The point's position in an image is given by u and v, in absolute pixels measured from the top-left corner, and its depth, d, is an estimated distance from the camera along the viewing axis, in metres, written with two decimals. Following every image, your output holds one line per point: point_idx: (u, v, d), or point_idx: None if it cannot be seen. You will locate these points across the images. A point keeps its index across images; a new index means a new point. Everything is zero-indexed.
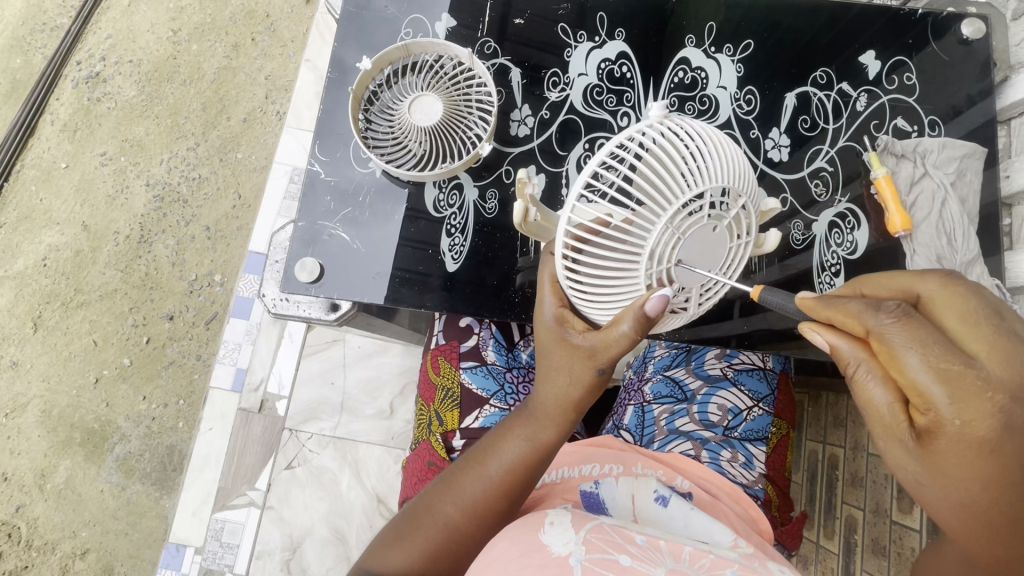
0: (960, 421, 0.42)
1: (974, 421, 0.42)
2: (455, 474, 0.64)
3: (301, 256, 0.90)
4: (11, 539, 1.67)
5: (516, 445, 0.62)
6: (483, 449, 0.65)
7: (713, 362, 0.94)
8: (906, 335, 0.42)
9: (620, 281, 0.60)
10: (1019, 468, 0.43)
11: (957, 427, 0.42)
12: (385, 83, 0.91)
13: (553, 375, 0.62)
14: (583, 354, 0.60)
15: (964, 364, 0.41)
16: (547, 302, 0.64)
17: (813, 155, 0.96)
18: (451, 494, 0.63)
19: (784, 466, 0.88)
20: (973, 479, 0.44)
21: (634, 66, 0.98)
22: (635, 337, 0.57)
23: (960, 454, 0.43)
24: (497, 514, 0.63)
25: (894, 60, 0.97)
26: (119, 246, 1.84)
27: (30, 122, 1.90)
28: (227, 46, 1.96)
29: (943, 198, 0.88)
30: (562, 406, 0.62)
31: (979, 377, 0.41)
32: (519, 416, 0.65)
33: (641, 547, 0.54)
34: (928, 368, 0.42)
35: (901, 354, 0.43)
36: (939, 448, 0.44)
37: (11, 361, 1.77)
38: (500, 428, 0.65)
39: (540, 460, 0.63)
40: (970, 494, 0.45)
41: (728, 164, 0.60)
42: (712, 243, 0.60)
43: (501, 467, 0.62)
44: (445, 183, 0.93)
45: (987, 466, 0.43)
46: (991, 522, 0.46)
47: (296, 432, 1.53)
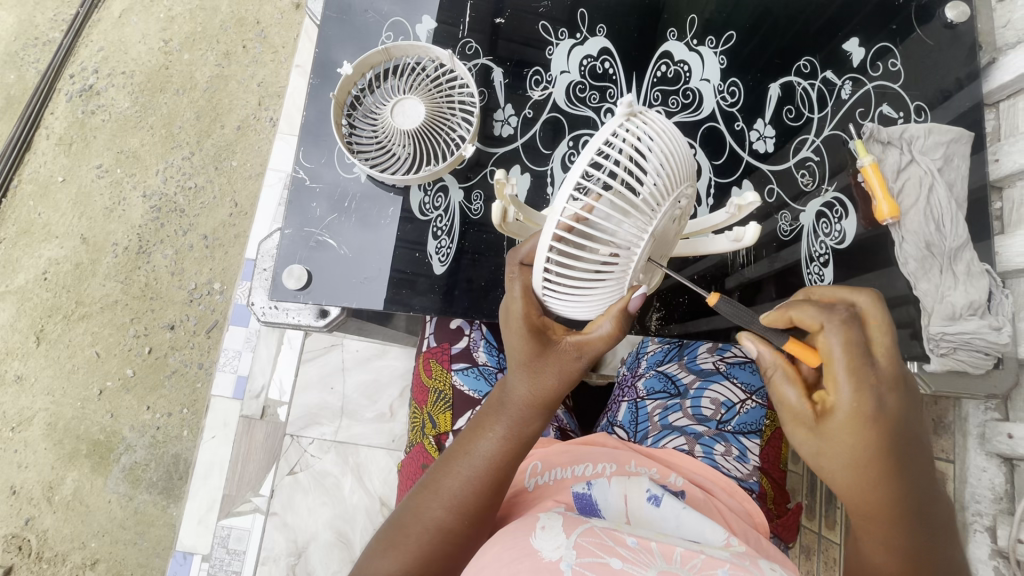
0: (857, 404, 0.51)
1: (868, 406, 0.51)
2: (439, 476, 0.64)
3: (289, 264, 0.90)
4: (22, 552, 1.69)
5: (494, 442, 0.63)
6: (460, 450, 0.64)
7: (705, 356, 0.93)
8: (838, 333, 0.51)
9: (598, 293, 0.59)
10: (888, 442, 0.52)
11: (854, 409, 0.51)
12: (367, 87, 0.91)
13: (534, 376, 0.60)
14: (569, 356, 0.60)
15: (864, 360, 0.51)
16: (514, 304, 0.60)
17: (798, 146, 0.95)
18: (437, 495, 0.63)
19: (779, 458, 0.88)
20: (856, 449, 0.53)
21: (616, 62, 0.98)
22: (613, 332, 0.58)
23: (853, 434, 0.52)
24: (483, 511, 0.63)
25: (878, 47, 0.96)
26: (118, 258, 1.85)
27: (26, 138, 1.91)
28: (218, 55, 1.97)
29: (929, 184, 0.87)
30: (535, 400, 0.61)
31: (875, 369, 0.51)
32: (494, 410, 0.64)
33: (632, 549, 0.54)
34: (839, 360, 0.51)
35: (830, 348, 0.52)
36: (839, 426, 0.52)
37: (16, 375, 1.78)
38: (477, 426, 0.64)
39: (514, 449, 0.63)
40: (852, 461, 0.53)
41: (681, 169, 0.56)
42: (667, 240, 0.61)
43: (485, 466, 0.62)
44: (430, 186, 0.93)
45: (870, 445, 0.52)
46: (866, 484, 0.54)
47: (297, 437, 1.53)
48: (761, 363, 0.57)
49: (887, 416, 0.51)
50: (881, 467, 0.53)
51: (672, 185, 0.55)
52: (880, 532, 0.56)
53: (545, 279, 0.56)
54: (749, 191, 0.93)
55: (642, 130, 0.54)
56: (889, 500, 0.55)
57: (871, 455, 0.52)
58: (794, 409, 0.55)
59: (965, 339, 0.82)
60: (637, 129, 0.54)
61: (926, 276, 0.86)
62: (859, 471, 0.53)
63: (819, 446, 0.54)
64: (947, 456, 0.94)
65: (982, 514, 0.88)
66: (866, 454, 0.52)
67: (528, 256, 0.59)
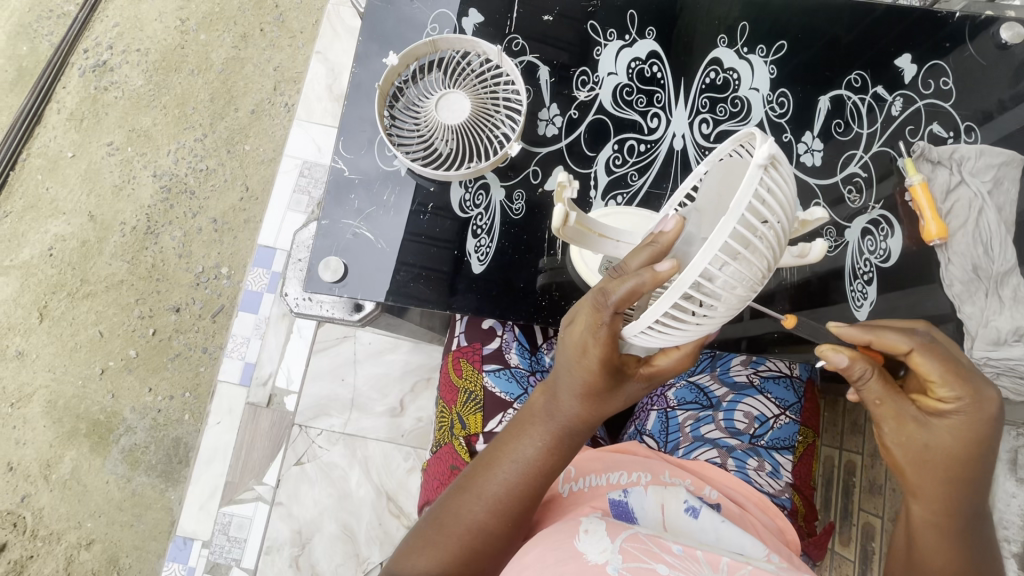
0: (968, 407, 0.55)
1: (981, 411, 0.55)
2: (480, 480, 0.63)
3: (325, 256, 0.88)
4: (17, 529, 1.67)
5: (541, 454, 0.62)
6: (504, 456, 0.63)
7: (738, 369, 0.92)
8: (935, 348, 0.55)
9: (679, 336, 0.56)
10: (980, 449, 0.56)
11: (966, 411, 0.55)
12: (410, 79, 0.89)
13: (599, 399, 0.59)
14: (634, 383, 0.59)
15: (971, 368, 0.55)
16: (593, 342, 0.55)
17: (846, 161, 0.94)
18: (479, 500, 0.62)
19: (810, 475, 0.88)
20: (954, 448, 0.56)
21: (664, 66, 0.96)
22: (681, 363, 0.59)
23: (955, 438, 0.56)
24: (523, 517, 0.63)
25: (930, 63, 0.95)
26: (125, 237, 1.83)
27: (36, 111, 1.88)
28: (235, 37, 1.94)
29: (979, 207, 0.86)
30: (590, 420, 0.61)
31: (982, 380, 0.55)
32: (544, 423, 0.62)
33: (678, 556, 0.56)
34: (946, 370, 0.55)
35: (930, 365, 0.55)
36: (943, 428, 0.56)
37: (17, 351, 1.76)
38: (525, 437, 0.63)
39: (558, 459, 0.63)
40: (946, 458, 0.57)
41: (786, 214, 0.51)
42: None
43: (531, 475, 0.62)
44: (471, 183, 0.91)
45: (970, 449, 0.56)
46: (949, 482, 0.58)
47: (305, 428, 1.52)
48: (852, 371, 0.55)
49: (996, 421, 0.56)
50: (975, 470, 0.57)
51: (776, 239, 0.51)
52: (956, 534, 0.59)
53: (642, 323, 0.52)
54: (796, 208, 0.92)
55: (772, 178, 0.48)
56: (965, 500, 0.59)
57: (971, 457, 0.57)
58: (898, 412, 0.57)
59: (1010, 365, 0.82)
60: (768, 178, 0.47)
61: (970, 299, 0.85)
62: (956, 469, 0.57)
63: (925, 442, 0.57)
64: None
65: (1011, 540, 0.86)
66: (962, 455, 0.56)
67: (620, 303, 0.51)
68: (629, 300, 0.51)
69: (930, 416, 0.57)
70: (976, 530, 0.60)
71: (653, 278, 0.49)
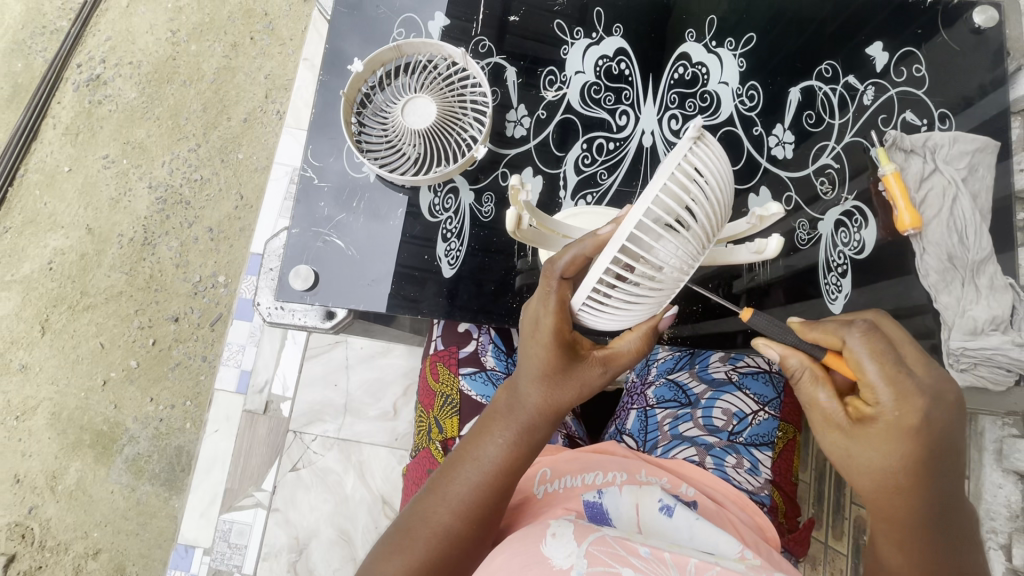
0: (893, 412, 0.54)
1: (907, 416, 0.54)
2: (446, 480, 0.63)
3: (296, 264, 0.88)
4: (25, 540, 1.69)
5: (503, 449, 0.62)
6: (469, 455, 0.63)
7: (717, 365, 0.91)
8: (868, 345, 0.54)
9: (629, 314, 0.58)
10: (915, 451, 0.55)
11: (889, 416, 0.55)
12: (377, 85, 0.89)
13: (557, 385, 0.60)
14: (591, 367, 0.60)
15: (904, 370, 0.54)
16: (546, 317, 0.57)
17: (818, 152, 0.93)
18: (445, 501, 0.62)
19: (791, 471, 0.87)
20: (880, 451, 0.56)
21: (633, 63, 0.96)
22: (640, 346, 0.59)
23: (884, 441, 0.56)
24: (491, 517, 0.62)
25: (902, 51, 0.94)
26: (123, 249, 1.84)
27: (33, 127, 1.90)
28: (225, 46, 1.95)
29: (954, 195, 0.85)
30: (549, 407, 0.61)
31: (915, 381, 0.54)
32: (505, 417, 0.63)
33: (645, 559, 0.55)
34: (872, 370, 0.54)
35: (859, 361, 0.55)
36: (870, 430, 0.56)
37: (20, 364, 1.78)
38: (487, 433, 0.63)
39: (522, 457, 0.63)
40: (877, 461, 0.57)
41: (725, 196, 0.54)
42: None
43: (496, 472, 0.62)
44: (440, 187, 0.91)
45: (901, 452, 0.55)
46: (885, 487, 0.57)
47: (300, 434, 1.53)
48: (789, 365, 0.59)
49: (927, 428, 0.54)
50: (911, 475, 0.56)
51: (714, 212, 0.53)
52: (906, 540, 0.59)
53: (584, 297, 0.54)
54: (766, 201, 0.92)
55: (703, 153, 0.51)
56: (911, 503, 0.58)
57: (907, 461, 0.56)
58: (823, 413, 0.59)
59: (986, 354, 0.80)
60: (698, 157, 0.50)
61: (947, 289, 0.84)
62: (886, 474, 0.57)
63: (848, 447, 0.58)
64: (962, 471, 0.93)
65: (997, 531, 0.87)
66: (894, 459, 0.56)
67: (567, 270, 0.55)
68: (575, 267, 0.54)
69: (858, 418, 0.57)
70: (933, 535, 0.58)
71: (595, 242, 0.52)
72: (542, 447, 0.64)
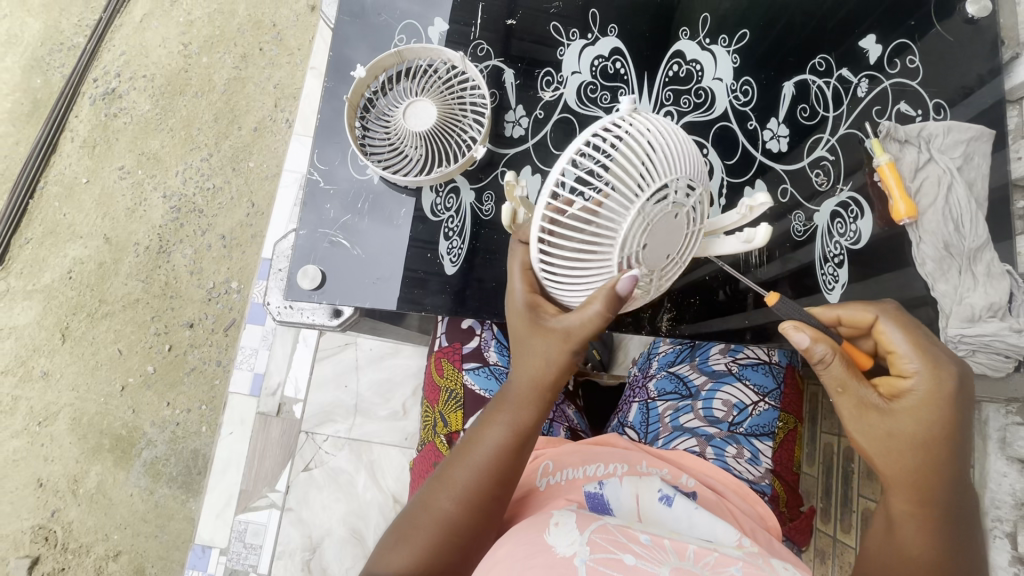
0: (926, 386, 0.58)
1: (940, 389, 0.58)
2: (447, 467, 0.66)
3: (303, 264, 0.91)
4: (48, 542, 1.74)
5: (498, 433, 0.65)
6: (468, 440, 0.66)
7: (717, 357, 0.93)
8: (894, 321, 0.61)
9: (598, 278, 0.63)
10: (949, 425, 0.59)
11: (924, 389, 0.58)
12: (380, 90, 0.92)
13: (530, 355, 0.65)
14: (560, 337, 0.63)
15: (930, 346, 0.60)
16: (516, 286, 0.67)
17: (813, 145, 0.95)
18: (446, 487, 0.64)
19: (792, 460, 0.89)
20: (920, 423, 0.59)
21: (628, 62, 0.98)
22: (600, 310, 0.59)
23: (921, 413, 0.59)
24: (491, 502, 0.64)
25: (896, 43, 0.95)
26: (140, 257, 1.90)
27: (51, 140, 1.96)
28: (236, 57, 2.00)
29: (948, 183, 0.85)
30: (535, 385, 0.64)
31: (940, 356, 0.59)
32: (499, 402, 0.67)
33: (645, 546, 0.57)
34: (907, 344, 0.60)
35: (891, 337, 0.61)
36: (907, 405, 0.59)
37: (43, 371, 1.83)
38: (484, 418, 0.67)
39: (517, 441, 0.64)
40: (914, 435, 0.59)
41: (683, 161, 0.62)
42: (673, 231, 0.62)
43: (489, 455, 0.64)
44: (441, 187, 0.93)
45: (935, 425, 0.59)
46: (920, 464, 0.59)
47: (312, 434, 1.56)
48: (814, 354, 0.60)
49: (954, 402, 0.59)
50: (945, 450, 0.59)
51: (659, 164, 0.61)
52: (935, 523, 0.60)
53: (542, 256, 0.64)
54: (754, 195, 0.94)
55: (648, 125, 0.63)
56: (942, 481, 0.60)
57: (939, 436, 0.59)
58: (858, 396, 0.60)
59: (984, 341, 0.81)
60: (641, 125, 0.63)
61: (944, 277, 0.85)
62: (922, 449, 0.59)
63: (887, 425, 0.60)
64: None
65: (1002, 520, 0.87)
66: (928, 431, 0.59)
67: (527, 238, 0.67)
68: None
69: (891, 395, 0.60)
70: (958, 516, 0.61)
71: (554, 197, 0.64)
72: (537, 430, 0.66)
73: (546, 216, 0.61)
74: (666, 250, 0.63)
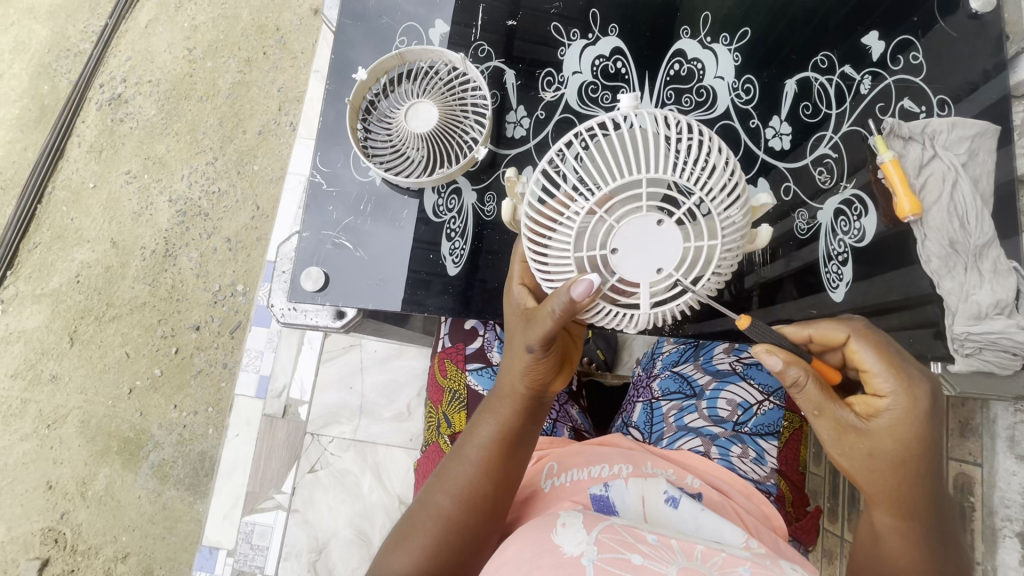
0: (898, 403, 0.59)
1: (914, 406, 0.58)
2: (443, 466, 0.68)
3: (307, 266, 0.92)
4: (58, 544, 1.75)
5: (487, 430, 0.66)
6: (460, 440, 0.69)
7: (721, 357, 0.93)
8: (865, 339, 0.60)
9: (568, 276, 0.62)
10: (923, 439, 0.59)
11: (897, 408, 0.58)
12: (381, 92, 0.93)
13: (509, 353, 0.66)
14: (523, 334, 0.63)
15: (901, 361, 0.59)
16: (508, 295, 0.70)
17: (816, 143, 0.94)
18: (441, 484, 0.66)
19: (798, 460, 0.88)
20: (894, 442, 0.59)
21: (629, 62, 0.97)
22: (555, 305, 0.58)
23: (895, 431, 0.59)
24: (485, 498, 0.65)
25: (899, 40, 0.94)
26: (146, 260, 1.91)
27: (59, 146, 1.98)
28: (240, 62, 2.01)
29: (953, 179, 0.85)
30: (514, 379, 0.65)
31: (912, 371, 0.59)
32: (488, 400, 0.69)
33: (652, 546, 0.57)
34: (880, 363, 0.59)
35: (863, 356, 0.60)
36: (882, 424, 0.59)
37: (51, 375, 1.85)
38: (475, 415, 0.69)
39: (507, 435, 0.66)
40: (888, 454, 0.59)
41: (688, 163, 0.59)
42: (651, 235, 0.58)
43: (476, 447, 0.66)
44: (443, 188, 0.94)
45: (909, 442, 0.59)
46: (896, 480, 0.60)
47: (317, 436, 1.56)
48: (789, 376, 0.58)
49: (929, 416, 0.59)
50: (919, 463, 0.60)
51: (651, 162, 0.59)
52: (914, 532, 0.61)
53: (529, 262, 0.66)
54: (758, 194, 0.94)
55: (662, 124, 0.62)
56: (919, 493, 0.61)
57: (912, 450, 0.59)
58: (835, 418, 0.60)
59: (990, 339, 0.80)
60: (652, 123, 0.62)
61: (950, 275, 0.84)
62: (898, 465, 0.59)
63: (863, 445, 0.60)
64: (974, 459, 0.93)
65: (1012, 519, 0.86)
66: (902, 448, 0.59)
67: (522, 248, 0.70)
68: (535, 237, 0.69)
69: (867, 414, 0.60)
70: (934, 521, 0.62)
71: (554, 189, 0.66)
72: (523, 423, 0.66)
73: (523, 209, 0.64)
74: (648, 259, 0.59)
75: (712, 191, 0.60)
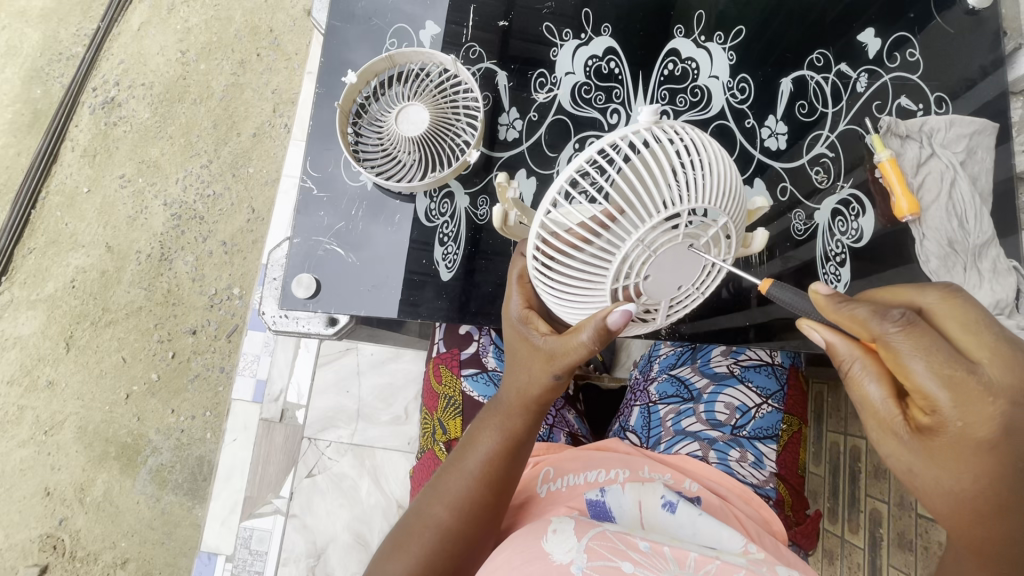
0: (964, 425, 0.44)
1: (976, 425, 0.44)
2: (439, 475, 0.67)
3: (298, 272, 0.90)
4: (56, 551, 1.74)
5: (491, 446, 0.64)
6: (460, 452, 0.66)
7: (718, 359, 0.92)
8: (911, 342, 0.44)
9: (593, 299, 0.63)
10: (1001, 457, 0.45)
11: (961, 429, 0.45)
12: (372, 95, 0.92)
13: (518, 369, 0.64)
14: (542, 356, 0.61)
15: (963, 367, 0.43)
16: (512, 300, 0.67)
17: (812, 142, 0.93)
18: (439, 495, 0.64)
19: (797, 463, 0.87)
20: (953, 463, 0.46)
21: (622, 62, 0.96)
22: (588, 339, 0.57)
23: (951, 451, 0.46)
24: (484, 512, 0.64)
25: (896, 37, 0.93)
26: (141, 265, 1.90)
27: (52, 151, 1.96)
28: (234, 63, 2.00)
29: (952, 178, 0.84)
30: (523, 397, 0.64)
31: (980, 380, 0.43)
32: (491, 410, 0.67)
33: (644, 553, 0.56)
34: (931, 375, 0.43)
35: (903, 362, 0.44)
36: (932, 442, 0.46)
37: (48, 381, 1.83)
38: (476, 424, 0.67)
39: (512, 453, 0.64)
40: (948, 476, 0.47)
41: (713, 183, 0.59)
42: (680, 261, 0.61)
43: (477, 461, 0.64)
44: (436, 192, 0.93)
45: (974, 464, 0.46)
46: (965, 501, 0.48)
47: (314, 440, 1.55)
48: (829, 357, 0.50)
49: (1001, 433, 0.44)
50: (995, 484, 0.47)
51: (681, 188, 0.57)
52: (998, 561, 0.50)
53: (539, 273, 0.63)
54: (754, 195, 0.93)
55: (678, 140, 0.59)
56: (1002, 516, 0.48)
57: (982, 471, 0.46)
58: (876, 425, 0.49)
59: None
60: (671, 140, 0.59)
61: (948, 274, 0.83)
62: (962, 488, 0.47)
63: (910, 464, 0.48)
64: None
65: None
66: (967, 470, 0.46)
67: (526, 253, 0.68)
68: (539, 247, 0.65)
69: (920, 428, 0.47)
70: None
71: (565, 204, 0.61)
72: (527, 441, 0.65)
73: (542, 233, 0.60)
74: (672, 280, 0.63)
75: (734, 211, 0.62)
